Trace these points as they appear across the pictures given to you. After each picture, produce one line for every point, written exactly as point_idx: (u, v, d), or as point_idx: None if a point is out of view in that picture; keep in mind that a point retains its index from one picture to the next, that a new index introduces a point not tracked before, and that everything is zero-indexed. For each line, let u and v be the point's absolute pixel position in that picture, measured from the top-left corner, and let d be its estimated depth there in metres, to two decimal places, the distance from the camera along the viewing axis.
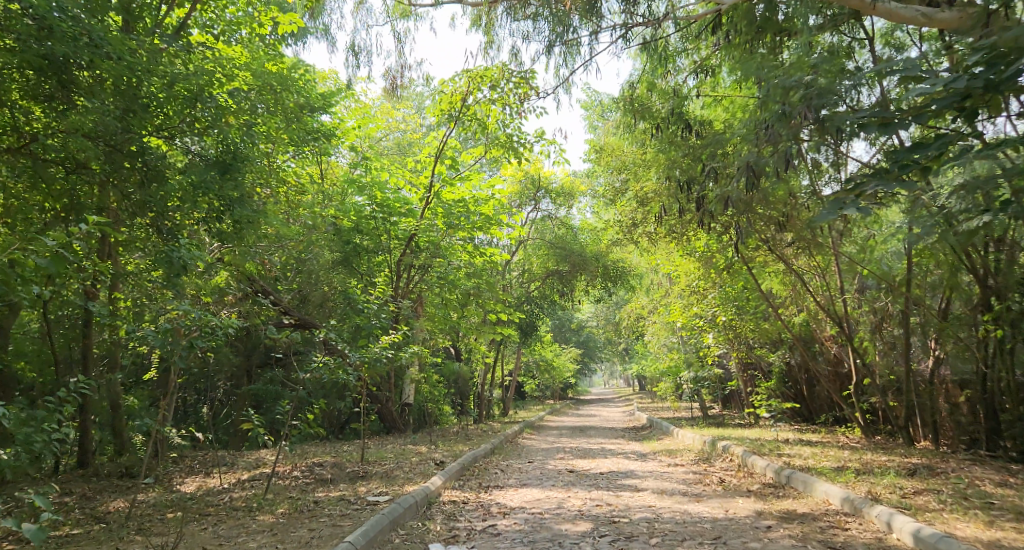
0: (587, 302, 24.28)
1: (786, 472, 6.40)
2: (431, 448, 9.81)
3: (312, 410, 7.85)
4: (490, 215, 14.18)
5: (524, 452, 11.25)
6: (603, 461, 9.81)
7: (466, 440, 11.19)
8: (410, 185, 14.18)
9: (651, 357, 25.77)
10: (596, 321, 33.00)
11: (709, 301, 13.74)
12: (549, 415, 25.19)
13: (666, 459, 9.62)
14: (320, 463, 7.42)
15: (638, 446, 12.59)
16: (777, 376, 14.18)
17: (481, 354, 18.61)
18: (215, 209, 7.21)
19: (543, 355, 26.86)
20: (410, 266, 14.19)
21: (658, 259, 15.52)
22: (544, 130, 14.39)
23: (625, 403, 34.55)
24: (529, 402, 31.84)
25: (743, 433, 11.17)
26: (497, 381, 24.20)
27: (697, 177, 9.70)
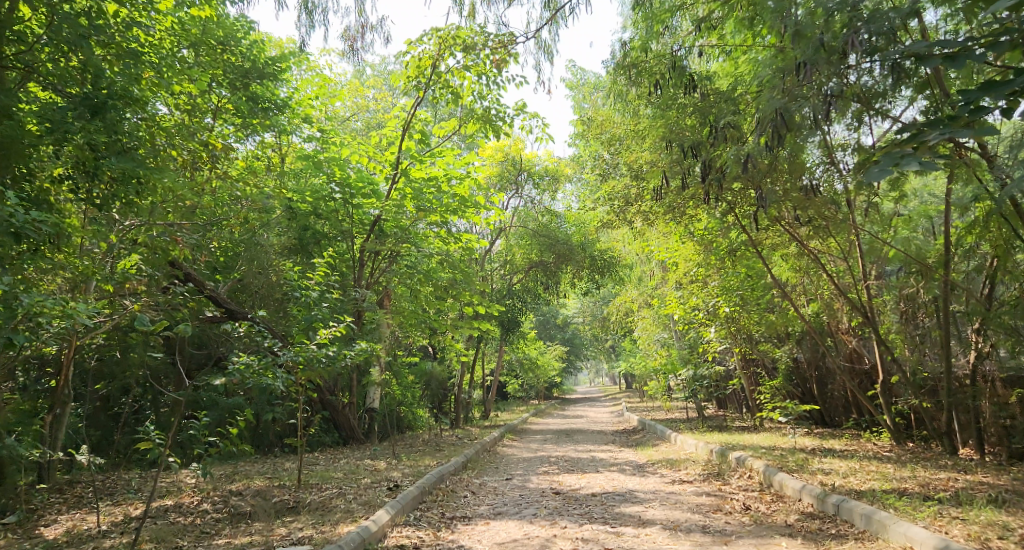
0: (574, 296, 22.91)
1: (835, 500, 5.00)
2: (392, 463, 8.30)
3: (235, 423, 6.32)
4: (465, 197, 12.66)
5: (504, 464, 9.75)
6: (594, 477, 8.36)
7: (437, 453, 9.70)
8: (375, 163, 12.67)
9: (641, 354, 24.41)
10: (582, 318, 31.68)
11: (709, 291, 12.36)
12: (533, 418, 23.78)
13: (667, 473, 8.21)
14: (241, 491, 5.93)
15: (631, 454, 11.17)
16: (785, 374, 12.82)
17: (459, 353, 17.17)
18: (84, 161, 5.64)
19: (527, 353, 25.46)
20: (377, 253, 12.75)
21: (652, 246, 14.13)
22: (524, 102, 12.93)
23: (613, 403, 33.23)
24: (513, 402, 30.49)
25: (752, 440, 9.79)
26: (478, 381, 22.78)
27: (702, 142, 8.26)
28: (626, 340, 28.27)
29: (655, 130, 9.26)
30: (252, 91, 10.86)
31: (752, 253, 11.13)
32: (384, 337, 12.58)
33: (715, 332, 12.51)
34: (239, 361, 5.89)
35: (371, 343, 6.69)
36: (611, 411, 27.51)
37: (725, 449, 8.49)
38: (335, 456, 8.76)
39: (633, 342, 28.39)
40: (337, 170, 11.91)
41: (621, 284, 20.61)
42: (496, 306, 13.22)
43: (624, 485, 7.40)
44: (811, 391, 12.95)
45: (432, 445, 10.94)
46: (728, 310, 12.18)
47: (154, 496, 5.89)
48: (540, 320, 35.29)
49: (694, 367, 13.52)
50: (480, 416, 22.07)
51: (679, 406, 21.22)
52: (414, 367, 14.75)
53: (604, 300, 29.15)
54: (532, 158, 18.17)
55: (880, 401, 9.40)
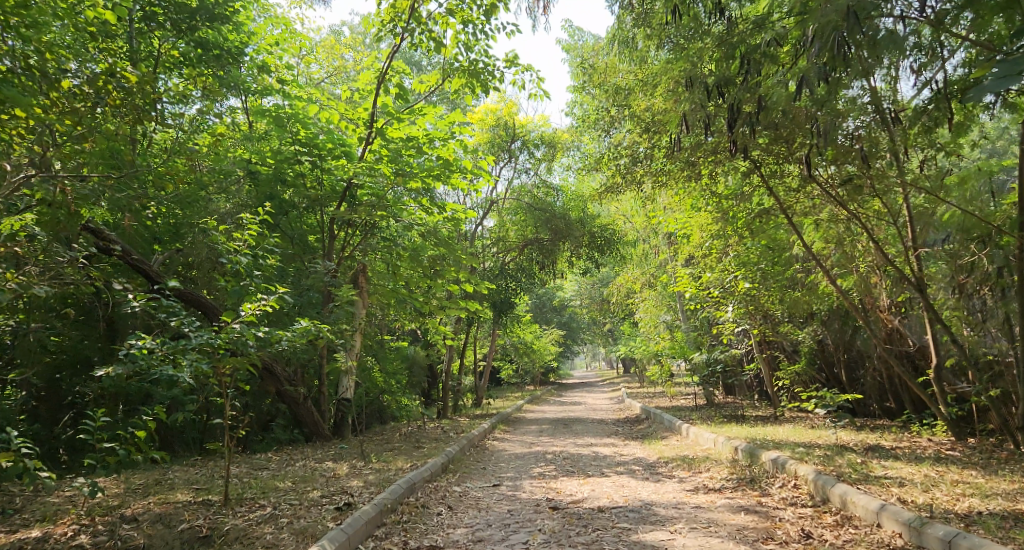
0: (571, 276, 21.56)
1: (952, 532, 3.85)
2: (357, 467, 6.93)
3: (141, 424, 4.91)
4: (449, 160, 11.26)
5: (494, 465, 8.42)
6: (598, 482, 7.00)
7: (414, 452, 8.35)
8: (348, 121, 11.23)
9: (642, 338, 23.14)
10: (578, 299, 30.36)
11: (725, 265, 10.98)
12: (528, 406, 22.52)
13: (687, 479, 6.86)
14: (142, 514, 4.52)
15: (639, 450, 9.87)
16: (808, 358, 11.47)
17: (447, 336, 15.85)
18: None
19: (522, 338, 24.13)
20: (352, 222, 11.37)
21: (660, 217, 12.76)
22: (516, 54, 11.48)
23: (611, 389, 32.03)
24: (507, 389, 29.24)
25: (781, 435, 8.44)
26: (469, 367, 21.47)
27: (730, 79, 6.83)
28: (626, 324, 26.99)
29: (671, 71, 7.84)
30: (202, 37, 9.51)
31: (778, 220, 9.72)
32: (359, 319, 11.18)
33: (731, 310, 11.10)
34: (139, 345, 4.49)
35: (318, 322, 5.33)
36: (609, 397, 26.27)
37: (754, 448, 7.15)
38: (291, 458, 7.40)
39: (634, 325, 27.12)
40: (302, 129, 10.52)
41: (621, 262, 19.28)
42: (488, 284, 11.82)
43: (637, 496, 6.04)
44: (838, 376, 11.61)
45: (411, 441, 9.59)
46: (747, 286, 10.79)
47: (27, 523, 4.50)
48: (536, 302, 34.02)
49: (706, 351, 12.11)
50: (472, 404, 20.75)
51: (683, 393, 19.92)
52: (394, 352, 13.34)
53: (603, 282, 27.82)
54: (526, 125, 16.65)
55: (933, 389, 8.05)
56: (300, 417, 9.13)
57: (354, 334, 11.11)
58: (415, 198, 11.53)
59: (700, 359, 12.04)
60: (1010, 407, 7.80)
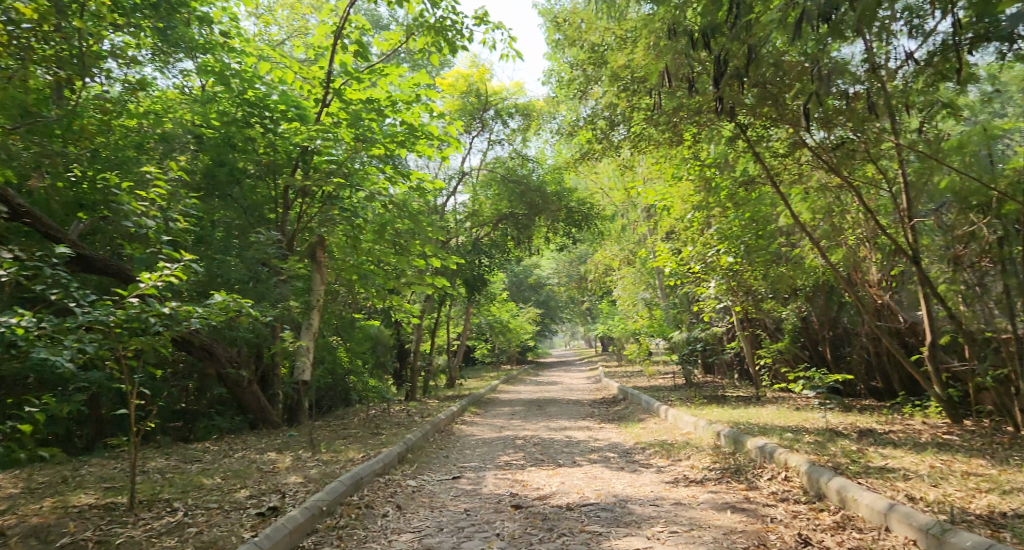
0: (548, 252, 20.90)
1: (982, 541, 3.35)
2: (303, 459, 6.28)
3: (28, 420, 4.19)
4: (413, 125, 10.49)
5: (458, 453, 7.80)
6: (568, 472, 6.43)
7: (370, 439, 7.73)
8: (302, 83, 10.39)
9: (620, 315, 22.62)
10: (555, 276, 29.72)
11: (707, 237, 10.39)
12: (503, 385, 21.99)
13: (664, 469, 6.30)
14: (23, 527, 3.83)
15: (616, 434, 9.31)
16: (791, 336, 10.98)
17: (417, 314, 15.16)
18: None
19: (497, 315, 23.51)
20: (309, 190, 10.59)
21: (638, 188, 12.12)
22: (486, 12, 10.68)
23: (588, 368, 31.62)
24: (483, 368, 28.65)
25: (766, 418, 7.92)
26: (443, 346, 20.83)
27: (715, 29, 6.16)
28: (604, 302, 26.48)
29: (649, 23, 7.15)
30: None
31: (764, 190, 9.11)
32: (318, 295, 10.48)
33: (713, 286, 10.52)
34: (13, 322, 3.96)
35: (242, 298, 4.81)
36: (587, 376, 25.78)
37: (738, 434, 6.60)
38: (231, 448, 6.76)
39: (612, 304, 26.64)
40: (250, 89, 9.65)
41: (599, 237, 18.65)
42: (458, 259, 11.12)
43: (610, 490, 5.46)
44: (821, 354, 11.15)
45: (370, 427, 8.98)
46: (730, 260, 10.21)
47: None
48: (513, 279, 33.44)
49: (685, 330, 11.52)
50: (444, 384, 20.15)
51: (661, 373, 19.48)
52: (358, 331, 12.66)
53: (581, 259, 27.21)
54: (499, 93, 15.81)
55: (925, 370, 7.56)
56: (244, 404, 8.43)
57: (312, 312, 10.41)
58: (377, 166, 10.78)
59: (678, 338, 11.45)
60: (1006, 388, 7.33)
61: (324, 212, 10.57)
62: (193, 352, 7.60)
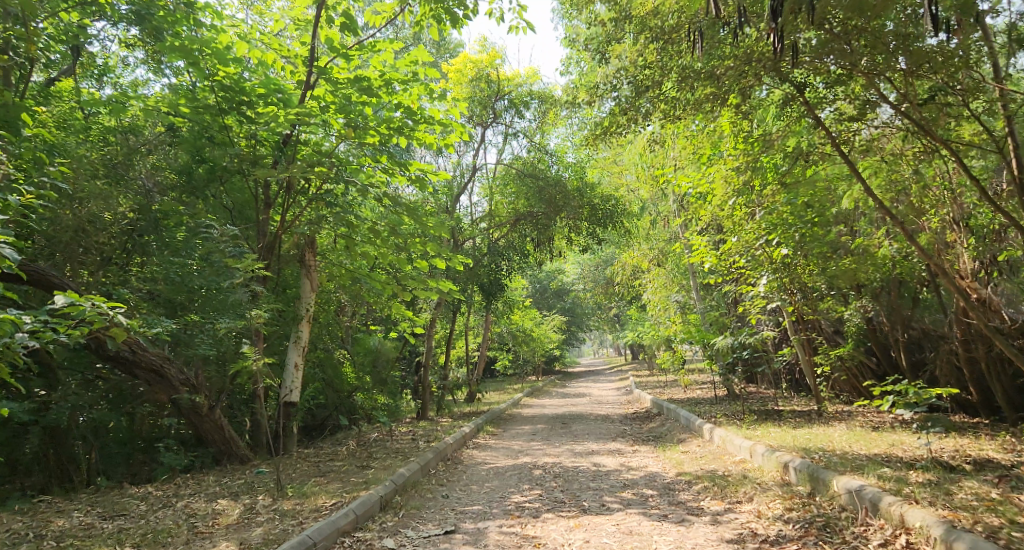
0: (572, 254, 19.49)
1: None
2: (258, 511, 5.03)
3: None
4: (410, 108, 9.15)
5: (467, 492, 6.47)
6: (596, 522, 5.07)
7: (356, 474, 6.46)
8: (284, 62, 9.09)
9: (650, 321, 21.07)
10: (581, 282, 28.23)
11: (755, 227, 8.90)
12: (528, 399, 20.58)
13: (720, 517, 4.90)
14: None
15: (653, 461, 7.89)
16: (854, 341, 9.47)
17: (429, 324, 13.84)
18: None
19: (520, 324, 22.14)
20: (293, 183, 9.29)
21: (669, 174, 10.65)
22: None
23: (617, 378, 30.09)
24: (506, 379, 27.22)
25: (841, 443, 6.44)
26: (461, 358, 19.50)
27: None
28: (632, 308, 25.01)
29: None
30: None
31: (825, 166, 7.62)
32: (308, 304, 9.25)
33: (764, 284, 8.99)
34: None
35: (100, 301, 4.67)
36: (617, 387, 24.21)
37: (814, 469, 5.13)
38: (181, 494, 5.52)
39: (641, 309, 25.16)
40: (222, 68, 8.29)
41: (626, 237, 17.19)
42: (466, 260, 9.84)
43: None
44: (889, 361, 9.62)
45: (364, 457, 7.73)
46: (783, 251, 8.69)
47: None
48: (536, 286, 32.12)
49: (730, 336, 10.02)
50: (462, 399, 18.82)
51: (697, 384, 17.95)
52: (361, 343, 11.41)
53: (607, 263, 25.77)
54: (514, 79, 14.36)
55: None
56: (207, 439, 7.44)
57: (301, 324, 9.21)
58: (371, 156, 9.47)
59: (721, 346, 9.95)
60: None
61: (313, 210, 9.26)
62: (140, 375, 6.69)
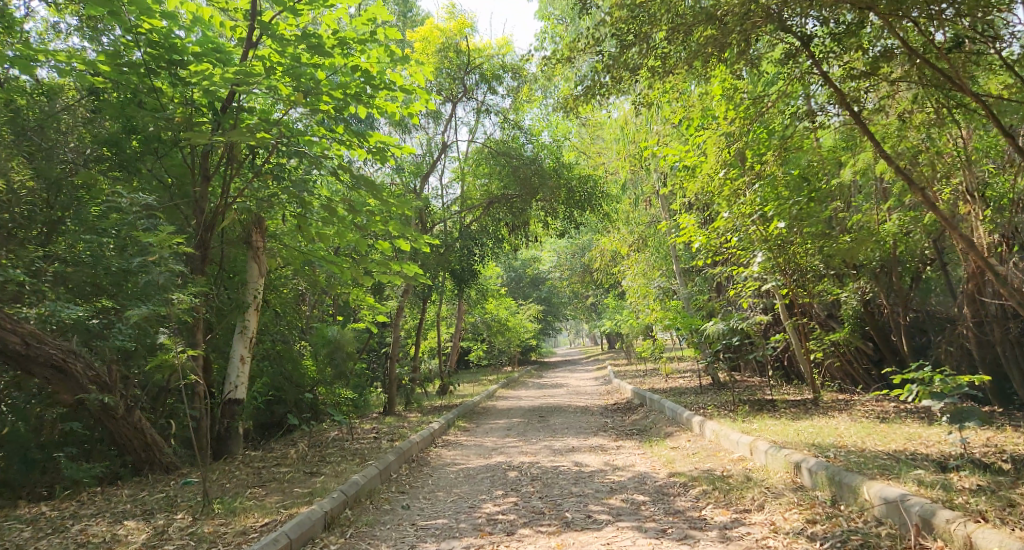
0: (547, 239, 18.69)
1: None
2: (171, 535, 4.19)
3: None
4: (367, 70, 8.21)
5: (431, 502, 5.65)
6: (581, 542, 4.27)
7: (302, 483, 5.60)
8: (224, 19, 8.08)
9: (629, 309, 20.38)
10: (556, 269, 27.44)
11: (747, 202, 8.09)
12: (503, 391, 19.83)
13: (728, 533, 4.14)
14: None
15: (640, 459, 7.14)
16: (851, 325, 8.80)
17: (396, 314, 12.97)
18: None
19: (494, 313, 21.32)
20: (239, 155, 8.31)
21: (652, 146, 9.87)
22: None
23: (594, 368, 29.51)
24: (480, 371, 26.42)
25: (851, 438, 5.73)
26: (433, 349, 18.65)
27: None
28: (610, 296, 24.35)
29: None
30: None
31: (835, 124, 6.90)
32: (255, 291, 8.40)
33: (758, 264, 8.20)
34: None
35: None
36: (595, 377, 23.51)
37: (836, 472, 4.47)
38: (86, 515, 4.63)
39: (618, 297, 24.51)
40: (147, 21, 7.28)
41: (605, 221, 16.42)
42: (431, 242, 8.99)
43: None
44: (889, 346, 8.95)
45: (316, 460, 6.86)
46: (779, 226, 7.92)
47: None
48: (510, 274, 31.34)
49: (720, 321, 9.26)
50: (434, 392, 17.99)
51: (678, 373, 17.30)
52: (319, 333, 10.50)
53: (583, 250, 25.05)
54: (485, 50, 13.45)
55: None
56: (124, 445, 6.76)
57: (249, 312, 8.36)
58: (325, 126, 8.55)
59: (710, 332, 9.20)
60: None
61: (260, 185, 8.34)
62: (38, 371, 5.92)
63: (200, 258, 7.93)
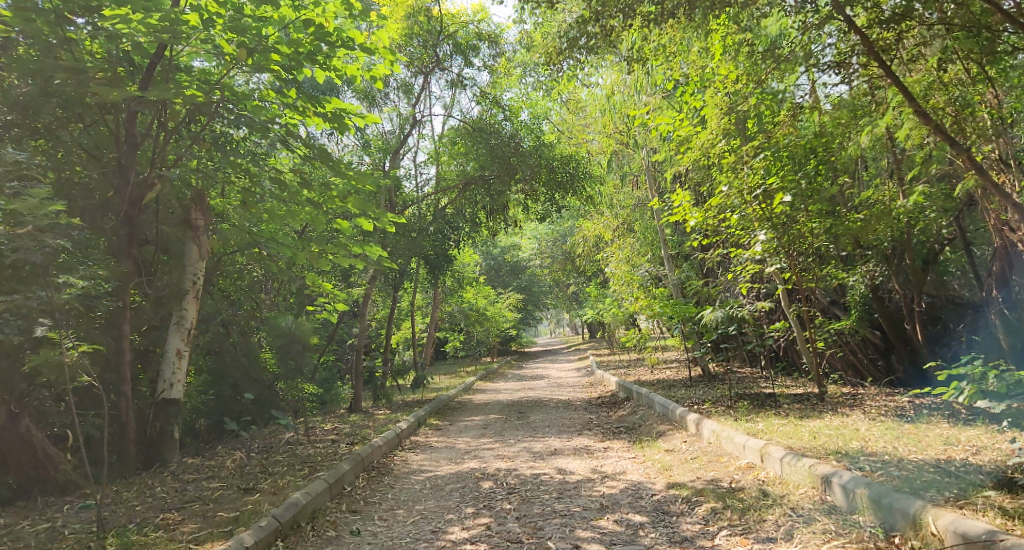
0: (527, 224, 17.81)
1: None
2: None
3: None
4: (321, 25, 7.22)
5: (388, 525, 4.77)
6: None
7: (232, 505, 4.69)
8: None
9: (612, 297, 19.57)
10: (537, 256, 26.55)
11: (750, 173, 7.07)
12: (481, 383, 18.98)
13: None
14: None
15: (632, 465, 6.33)
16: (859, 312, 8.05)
17: (364, 303, 12.04)
18: None
19: (471, 301, 20.41)
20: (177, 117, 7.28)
21: (641, 115, 9.03)
22: None
23: (575, 358, 28.72)
24: (458, 361, 25.52)
25: (879, 443, 4.95)
26: (407, 340, 17.73)
27: None
28: (592, 284, 23.52)
29: None
30: None
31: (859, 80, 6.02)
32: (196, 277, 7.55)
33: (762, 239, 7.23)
34: None
35: None
36: (577, 368, 22.71)
37: (883, 491, 3.87)
38: None
39: (600, 285, 23.67)
40: None
41: (587, 204, 15.57)
42: (396, 221, 8.03)
43: None
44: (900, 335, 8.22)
45: (259, 472, 5.94)
46: (786, 200, 7.02)
47: None
48: (490, 262, 30.41)
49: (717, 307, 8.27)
50: (408, 385, 17.09)
51: (664, 364, 16.51)
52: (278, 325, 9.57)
53: (564, 237, 24.15)
54: (459, 17, 12.47)
55: None
56: (9, 462, 5.81)
57: (187, 301, 7.52)
58: (276, 90, 7.55)
59: (707, 319, 8.17)
60: None
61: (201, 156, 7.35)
62: None
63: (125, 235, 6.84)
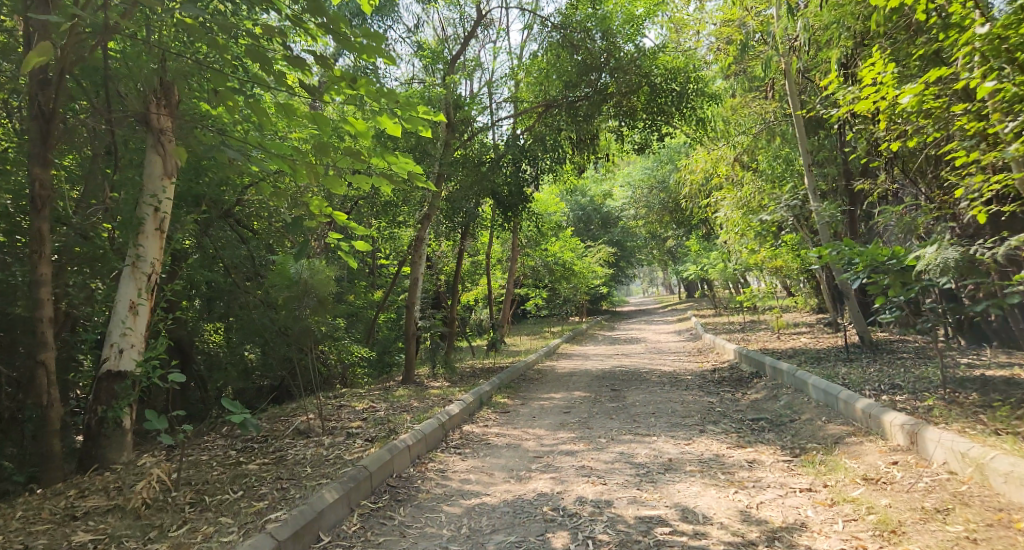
0: (620, 161, 14.96)
1: None
2: None
3: None
4: None
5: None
6: None
7: None
8: None
9: (722, 249, 16.53)
10: (631, 205, 23.55)
11: None
12: (568, 346, 16.54)
13: None
14: None
15: (816, 514, 3.71)
16: None
17: (421, 249, 9.71)
18: None
19: (556, 254, 17.85)
20: None
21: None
22: None
23: (674, 318, 25.76)
24: (541, 321, 23.18)
25: None
26: (482, 296, 15.45)
27: None
28: (694, 236, 20.45)
29: None
30: None
31: None
32: (162, 201, 5.18)
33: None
34: None
35: None
36: (678, 330, 19.85)
37: None
38: None
39: (704, 237, 20.58)
40: None
41: (698, 131, 12.60)
42: (436, 119, 5.48)
43: None
44: None
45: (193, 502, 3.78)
46: None
47: None
48: (577, 212, 27.63)
49: (940, 244, 5.44)
50: (481, 348, 14.86)
51: (790, 329, 13.52)
52: None
53: (663, 182, 21.09)
54: None
55: None
56: None
57: (146, 234, 5.12)
58: None
59: (925, 260, 5.34)
60: None
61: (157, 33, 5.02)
62: None
63: (41, 141, 4.68)
